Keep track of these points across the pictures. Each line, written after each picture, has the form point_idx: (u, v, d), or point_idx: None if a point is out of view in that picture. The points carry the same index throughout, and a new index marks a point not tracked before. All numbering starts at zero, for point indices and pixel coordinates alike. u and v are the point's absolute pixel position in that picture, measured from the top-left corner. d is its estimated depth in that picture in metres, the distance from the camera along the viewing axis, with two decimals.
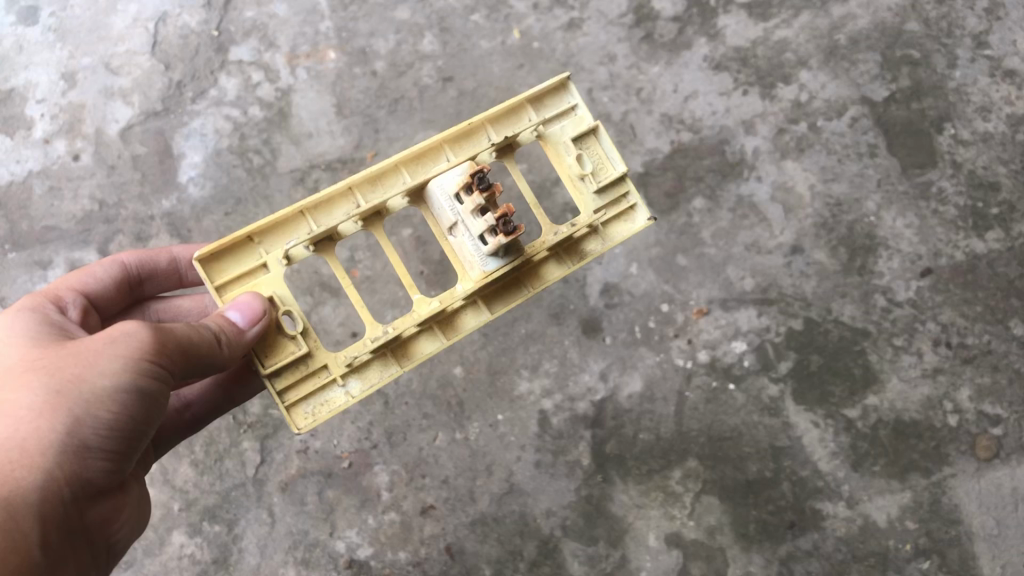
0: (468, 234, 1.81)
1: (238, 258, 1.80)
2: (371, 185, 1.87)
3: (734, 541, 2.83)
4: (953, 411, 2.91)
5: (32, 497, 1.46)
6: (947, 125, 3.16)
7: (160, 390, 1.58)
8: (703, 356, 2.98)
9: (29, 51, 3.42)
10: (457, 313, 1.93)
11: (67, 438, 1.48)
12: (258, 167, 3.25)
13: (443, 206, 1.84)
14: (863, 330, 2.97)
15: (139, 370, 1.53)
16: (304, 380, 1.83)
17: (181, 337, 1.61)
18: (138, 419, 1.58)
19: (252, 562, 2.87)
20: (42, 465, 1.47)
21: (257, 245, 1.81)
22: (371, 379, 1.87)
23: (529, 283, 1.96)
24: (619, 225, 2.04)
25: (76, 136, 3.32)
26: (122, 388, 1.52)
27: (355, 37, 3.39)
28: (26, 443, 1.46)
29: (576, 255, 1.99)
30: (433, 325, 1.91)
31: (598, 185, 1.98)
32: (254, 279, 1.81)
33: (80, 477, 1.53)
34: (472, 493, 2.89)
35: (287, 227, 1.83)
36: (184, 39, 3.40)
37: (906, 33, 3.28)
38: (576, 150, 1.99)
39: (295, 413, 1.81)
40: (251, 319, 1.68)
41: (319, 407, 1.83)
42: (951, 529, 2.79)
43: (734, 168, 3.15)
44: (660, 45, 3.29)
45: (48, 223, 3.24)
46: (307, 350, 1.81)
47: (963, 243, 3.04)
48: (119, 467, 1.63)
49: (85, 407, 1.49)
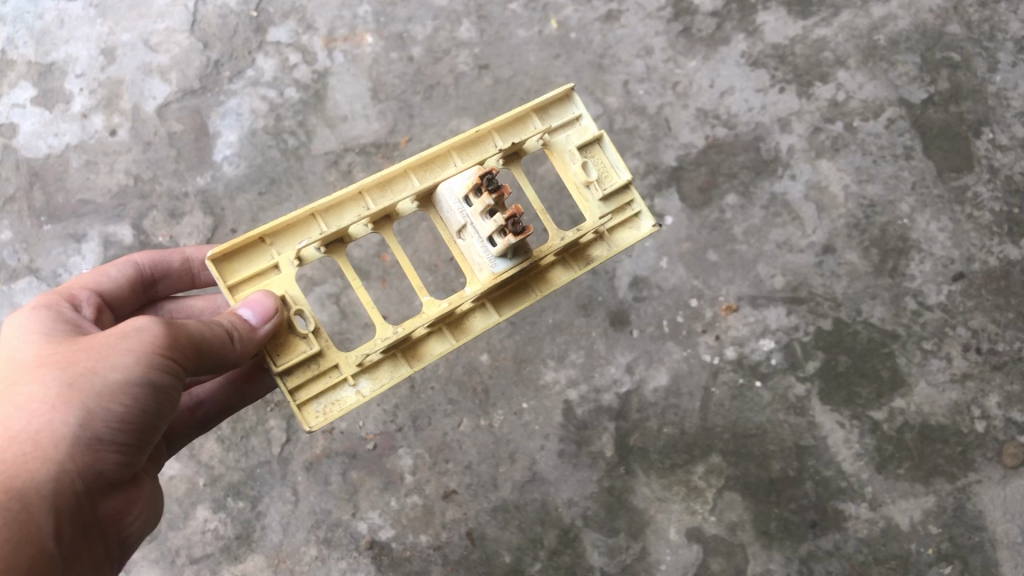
0: (477, 236, 1.82)
1: (249, 258, 1.81)
2: (381, 190, 1.88)
3: (754, 539, 2.82)
4: (981, 417, 2.89)
5: (46, 489, 1.47)
6: (985, 129, 3.14)
7: (173, 384, 1.60)
8: (730, 353, 2.97)
9: (70, 26, 3.44)
10: (466, 315, 1.93)
11: (79, 430, 1.49)
12: (292, 149, 3.27)
13: (453, 209, 1.86)
14: (892, 333, 2.96)
15: (151, 363, 1.54)
16: (314, 379, 1.82)
17: (193, 332, 1.63)
18: (150, 413, 1.59)
19: (275, 540, 2.90)
20: (56, 456, 1.48)
21: (269, 246, 1.83)
22: (382, 379, 1.86)
23: (536, 287, 1.96)
24: (625, 231, 2.03)
25: (113, 112, 3.35)
26: (134, 381, 1.53)
27: (393, 22, 3.41)
28: (39, 435, 1.47)
29: (583, 259, 1.98)
30: (442, 326, 1.91)
31: (603, 192, 1.97)
32: (266, 280, 1.82)
33: (93, 469, 1.54)
34: (495, 480, 2.90)
35: (297, 229, 1.84)
36: (223, 19, 3.42)
37: (947, 35, 3.25)
38: (581, 158, 1.99)
39: (306, 412, 1.80)
40: (264, 317, 1.68)
41: (329, 406, 1.82)
42: (975, 535, 2.79)
43: (769, 165, 3.14)
44: (697, 40, 3.29)
45: (83, 197, 3.28)
46: (317, 349, 1.81)
47: (997, 248, 3.02)
48: (131, 460, 1.64)
49: (96, 400, 1.50)
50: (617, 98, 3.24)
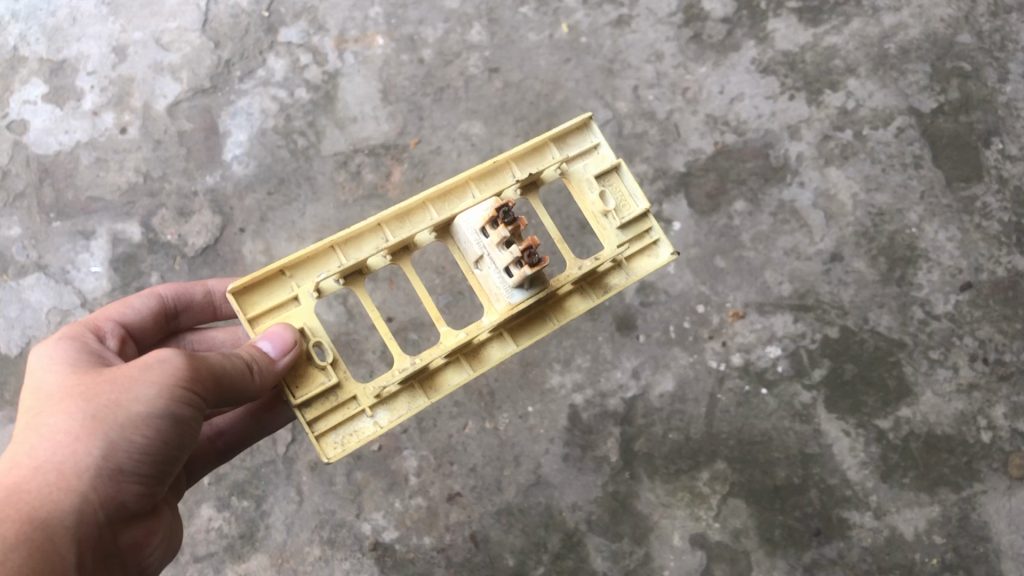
0: (494, 266, 1.82)
1: (269, 291, 1.82)
2: (399, 223, 1.88)
3: (758, 546, 2.82)
4: (987, 428, 2.89)
5: (68, 519, 1.47)
6: (995, 139, 3.13)
7: (194, 416, 1.60)
8: (736, 359, 2.97)
9: (82, 23, 3.46)
10: (483, 345, 1.93)
11: (102, 462, 1.50)
12: (302, 149, 3.28)
13: (469, 240, 1.85)
14: (899, 342, 2.96)
15: (173, 395, 1.54)
16: (333, 410, 1.83)
17: (214, 364, 1.62)
18: (172, 444, 1.59)
19: (279, 539, 2.91)
20: (79, 487, 1.48)
21: (289, 278, 1.83)
22: (399, 410, 1.86)
23: (554, 315, 1.94)
24: (642, 259, 2.00)
25: (124, 109, 3.36)
26: (156, 413, 1.53)
27: (404, 24, 3.41)
28: (63, 466, 1.47)
29: (600, 288, 1.97)
30: (459, 356, 1.90)
31: (620, 221, 1.96)
32: (286, 312, 1.83)
33: (115, 499, 1.55)
34: (499, 483, 2.90)
35: (315, 262, 1.84)
36: (235, 19, 3.43)
37: (958, 44, 3.25)
38: (598, 188, 1.98)
39: (324, 442, 1.80)
40: (282, 349, 1.70)
41: (348, 436, 1.82)
42: (979, 545, 2.79)
43: (777, 172, 3.14)
44: (708, 46, 3.30)
45: (93, 193, 3.29)
46: (336, 381, 1.82)
47: (1006, 259, 3.02)
48: (151, 490, 1.64)
49: (119, 432, 1.51)
50: (627, 103, 3.25)
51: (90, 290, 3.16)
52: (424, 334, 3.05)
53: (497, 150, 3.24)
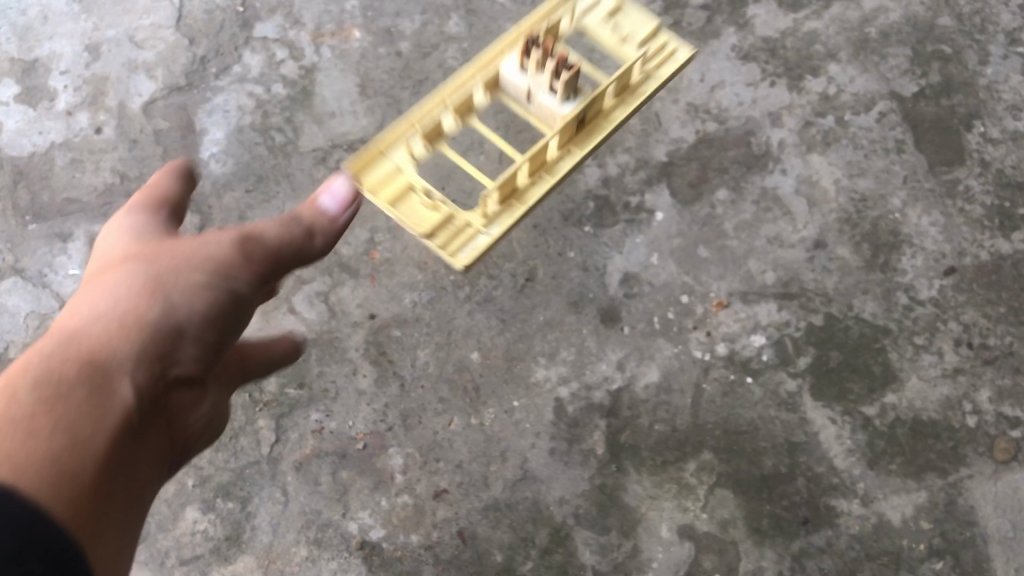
0: (541, 90, 2.44)
1: (374, 167, 2.34)
2: (453, 92, 2.48)
3: (746, 536, 2.79)
4: (972, 412, 2.86)
5: (131, 366, 1.54)
6: (977, 122, 3.13)
7: (247, 292, 1.76)
8: (721, 349, 2.96)
9: (53, 22, 3.47)
10: (556, 161, 2.41)
11: (166, 316, 1.62)
12: (280, 145, 3.24)
13: (517, 80, 2.48)
14: (884, 328, 2.94)
15: (233, 261, 1.72)
16: (456, 235, 2.31)
17: (272, 234, 1.80)
18: (226, 314, 1.73)
19: (264, 540, 2.87)
20: (143, 337, 1.58)
21: (387, 157, 2.37)
22: (507, 221, 2.31)
23: (603, 121, 2.47)
24: (669, 63, 2.58)
25: (98, 109, 3.32)
26: (217, 276, 1.70)
27: (380, 17, 3.40)
28: (127, 316, 1.58)
29: (631, 96, 2.52)
30: (539, 172, 2.39)
31: (635, 45, 2.63)
32: (396, 179, 2.34)
33: (171, 357, 1.63)
34: (485, 479, 2.89)
35: (400, 143, 2.40)
36: (209, 15, 3.43)
37: (937, 28, 3.27)
38: (607, 25, 2.68)
39: (458, 258, 2.27)
40: (342, 207, 1.95)
41: (475, 250, 2.28)
42: (966, 530, 2.75)
43: (759, 160, 3.13)
44: (688, 34, 3.30)
45: (69, 195, 3.23)
46: (447, 212, 2.31)
47: (988, 242, 3.01)
48: (202, 375, 1.74)
49: (178, 293, 1.64)
50: None
51: (69, 293, 3.11)
52: (407, 330, 3.03)
53: (478, 142, 3.21)
